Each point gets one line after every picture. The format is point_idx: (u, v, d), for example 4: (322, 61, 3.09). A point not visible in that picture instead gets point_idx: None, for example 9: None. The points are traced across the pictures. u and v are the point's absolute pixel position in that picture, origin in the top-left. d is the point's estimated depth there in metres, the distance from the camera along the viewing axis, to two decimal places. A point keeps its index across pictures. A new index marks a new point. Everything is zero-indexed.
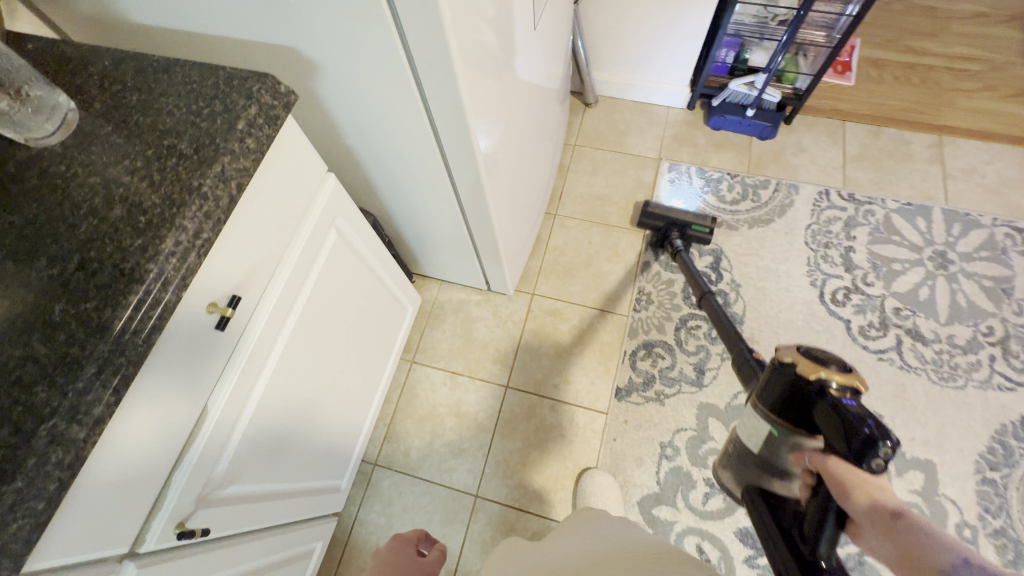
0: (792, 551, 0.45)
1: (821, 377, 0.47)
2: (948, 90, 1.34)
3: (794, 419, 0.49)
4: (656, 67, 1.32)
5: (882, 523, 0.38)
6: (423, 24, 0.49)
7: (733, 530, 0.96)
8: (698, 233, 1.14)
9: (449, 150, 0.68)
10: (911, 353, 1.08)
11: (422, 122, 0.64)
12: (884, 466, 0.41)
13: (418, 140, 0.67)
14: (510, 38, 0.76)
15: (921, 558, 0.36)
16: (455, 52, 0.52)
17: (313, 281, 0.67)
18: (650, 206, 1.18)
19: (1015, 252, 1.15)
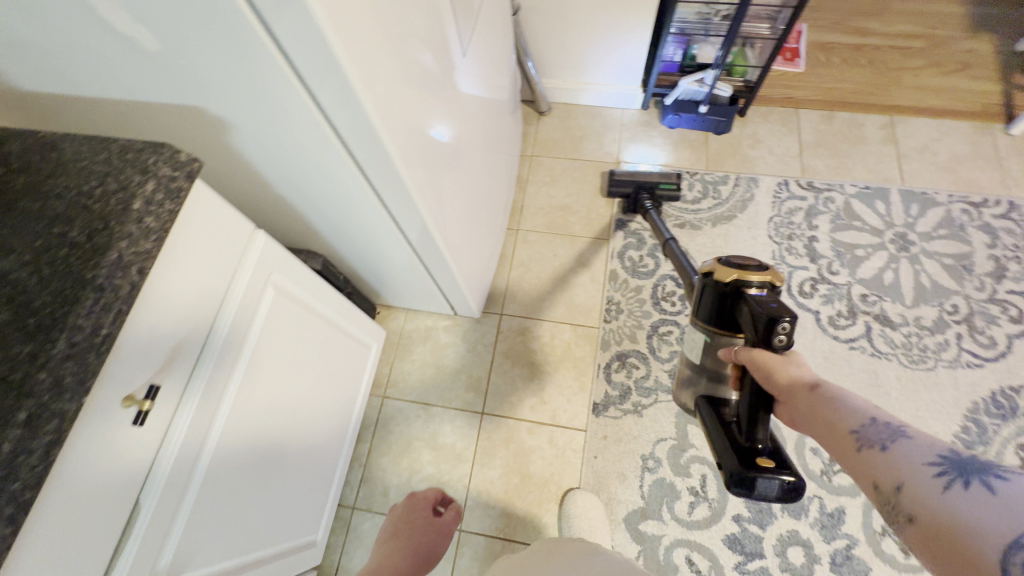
0: (733, 441, 0.54)
1: (739, 279, 0.57)
2: (895, 69, 1.34)
3: (724, 320, 0.60)
4: (605, 70, 1.30)
5: (806, 397, 0.49)
6: (323, 68, 0.45)
7: (721, 538, 0.95)
8: (666, 190, 1.18)
9: (382, 185, 0.65)
10: (880, 339, 1.08)
11: (348, 163, 0.60)
12: (787, 342, 0.51)
13: (349, 181, 0.64)
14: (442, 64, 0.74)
15: (843, 426, 0.47)
16: (364, 93, 0.48)
17: (253, 342, 0.64)
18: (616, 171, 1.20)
19: (972, 227, 1.16)
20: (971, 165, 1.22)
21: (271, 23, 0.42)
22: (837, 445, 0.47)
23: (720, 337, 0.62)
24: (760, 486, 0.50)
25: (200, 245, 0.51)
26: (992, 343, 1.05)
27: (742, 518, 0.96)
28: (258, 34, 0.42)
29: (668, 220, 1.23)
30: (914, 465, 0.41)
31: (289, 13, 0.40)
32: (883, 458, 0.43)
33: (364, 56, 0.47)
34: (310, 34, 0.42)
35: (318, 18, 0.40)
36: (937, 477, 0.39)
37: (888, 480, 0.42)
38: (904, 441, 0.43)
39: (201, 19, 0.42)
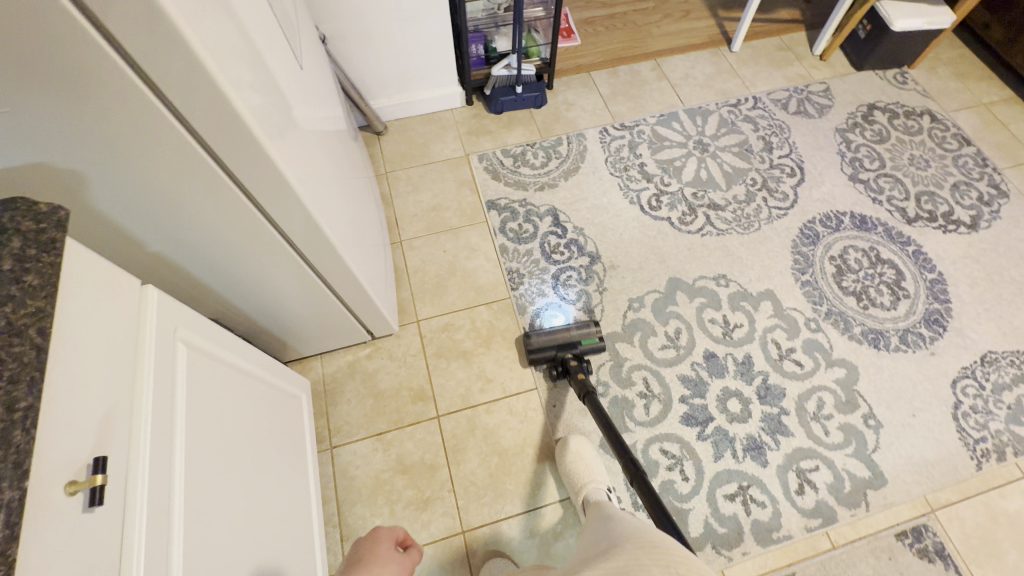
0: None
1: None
2: (644, 25, 1.68)
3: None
4: (424, 79, 1.40)
5: None
6: (186, 80, 0.44)
7: (678, 420, 1.08)
8: (590, 346, 1.08)
9: (272, 207, 0.62)
10: (718, 220, 1.33)
11: (231, 188, 0.57)
12: None
13: (235, 210, 0.60)
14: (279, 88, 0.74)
15: None
16: (236, 101, 0.48)
17: (184, 405, 0.57)
18: (533, 338, 1.07)
19: (739, 121, 1.50)
20: (721, 79, 1.58)
21: (119, 38, 0.40)
22: None
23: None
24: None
25: (89, 304, 0.46)
26: (785, 195, 1.38)
27: (686, 398, 1.10)
28: (105, 51, 0.40)
29: (529, 188, 1.37)
30: None
31: (137, 21, 0.39)
32: None
33: (227, 63, 0.46)
34: (167, 41, 0.41)
35: (175, 21, 0.40)
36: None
37: None
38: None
39: (37, 50, 0.39)
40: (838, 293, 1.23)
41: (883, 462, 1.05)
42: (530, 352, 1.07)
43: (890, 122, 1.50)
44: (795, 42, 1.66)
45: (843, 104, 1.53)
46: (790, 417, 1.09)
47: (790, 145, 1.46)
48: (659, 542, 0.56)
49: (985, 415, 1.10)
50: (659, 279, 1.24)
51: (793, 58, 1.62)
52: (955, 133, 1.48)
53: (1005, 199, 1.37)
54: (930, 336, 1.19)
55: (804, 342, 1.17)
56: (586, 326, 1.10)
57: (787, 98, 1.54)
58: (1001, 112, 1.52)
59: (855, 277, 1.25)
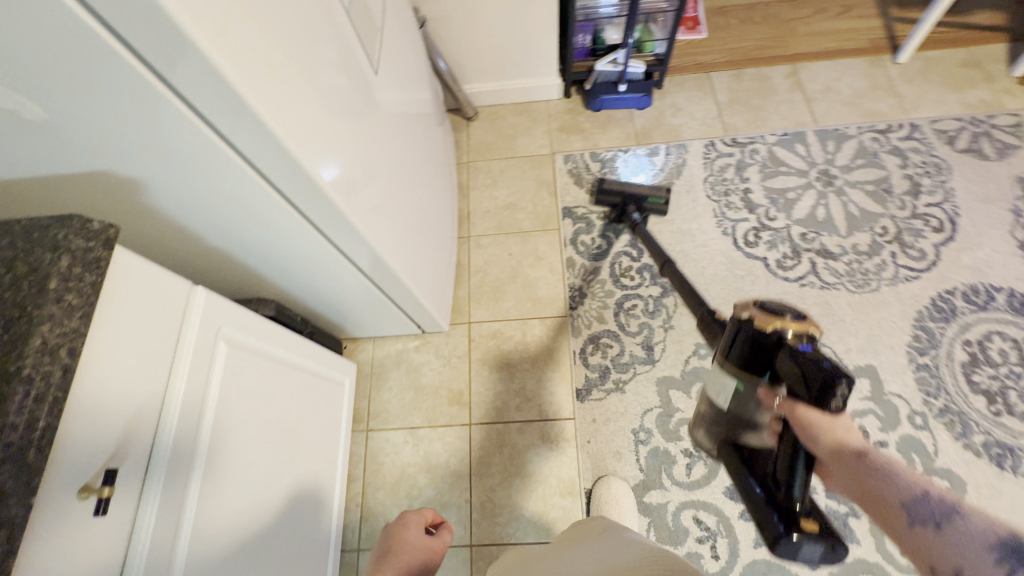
0: (769, 496, 0.53)
1: (777, 328, 0.54)
2: (789, 21, 1.43)
3: (756, 368, 0.57)
4: (522, 67, 1.32)
5: (852, 463, 0.50)
6: (215, 96, 0.44)
7: (722, 491, 0.98)
8: (653, 205, 1.14)
9: (315, 212, 0.63)
10: (826, 272, 1.14)
11: (271, 194, 0.57)
12: (843, 404, 0.47)
13: (277, 214, 0.61)
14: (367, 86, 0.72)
15: (889, 498, 0.47)
16: (265, 113, 0.47)
17: (216, 401, 0.61)
18: (604, 182, 1.15)
19: (884, 153, 1.25)
20: (872, 97, 1.31)
21: (149, 58, 0.40)
22: (876, 510, 0.48)
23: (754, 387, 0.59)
24: (802, 549, 0.49)
25: (130, 310, 0.49)
26: (923, 254, 1.13)
27: None
28: (137, 69, 0.40)
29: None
30: (963, 547, 0.42)
31: (165, 43, 0.38)
32: (935, 539, 0.43)
33: (258, 76, 0.45)
34: (192, 60, 0.40)
35: (197, 40, 0.39)
36: (993, 559, 0.40)
37: (945, 565, 0.43)
38: (954, 519, 0.43)
39: (83, 73, 0.40)
40: (963, 387, 1.01)
41: None
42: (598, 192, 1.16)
43: None
44: (987, 58, 1.32)
45: None
46: (859, 521, 0.94)
47: (946, 192, 1.19)
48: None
49: None
50: None
51: (979, 78, 1.30)
52: None
53: None
54: None
55: (901, 439, 0.98)
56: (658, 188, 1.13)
57: (957, 130, 1.24)
58: None
59: (993, 372, 1.02)
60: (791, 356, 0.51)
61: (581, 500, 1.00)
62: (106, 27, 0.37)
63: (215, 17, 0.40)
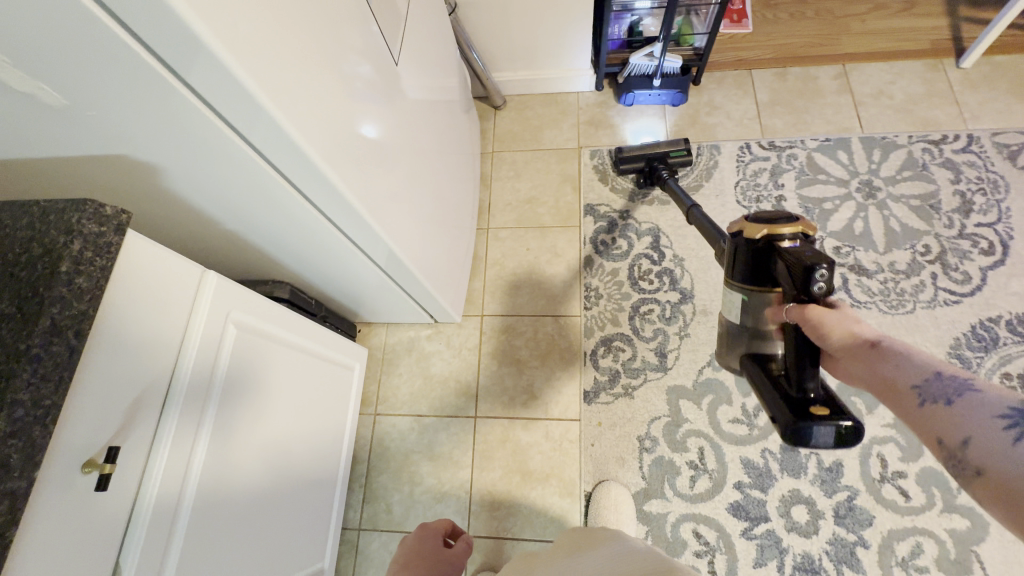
0: (783, 395, 0.51)
1: (768, 233, 0.55)
2: (844, 17, 1.33)
3: (756, 276, 0.58)
4: (554, 57, 1.28)
5: (865, 352, 0.47)
6: (225, 90, 0.43)
7: (725, 506, 0.96)
8: (678, 158, 1.16)
9: (327, 207, 0.63)
10: (858, 289, 1.08)
11: (284, 187, 0.58)
12: (827, 287, 0.48)
13: (291, 206, 0.61)
14: (391, 75, 0.71)
15: (902, 381, 0.45)
16: (276, 108, 0.46)
17: (222, 384, 0.62)
18: (624, 150, 1.18)
19: (935, 165, 1.16)
20: (927, 104, 1.22)
21: (159, 51, 0.40)
22: (895, 399, 0.46)
23: (756, 297, 0.59)
24: (818, 435, 0.47)
25: (141, 294, 0.50)
26: (967, 278, 1.06)
27: (743, 486, 0.96)
28: (150, 64, 0.40)
29: (637, 199, 1.23)
30: (982, 418, 0.40)
31: (174, 37, 0.38)
32: (948, 412, 0.42)
33: (270, 73, 0.45)
34: (200, 55, 0.40)
35: (206, 37, 0.38)
36: (1006, 429, 0.38)
37: (953, 437, 0.41)
38: (969, 395, 0.41)
39: (96, 65, 0.40)
40: None
41: None
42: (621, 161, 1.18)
43: None
44: None
45: None
46: (868, 551, 0.91)
47: (1001, 212, 1.10)
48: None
49: None
50: None
51: None
52: None
53: None
54: None
55: (923, 471, 0.94)
56: (677, 142, 1.17)
57: (1020, 146, 1.15)
58: None
59: None
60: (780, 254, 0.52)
61: (580, 502, 0.99)
62: (120, 23, 0.37)
63: (225, 11, 0.40)
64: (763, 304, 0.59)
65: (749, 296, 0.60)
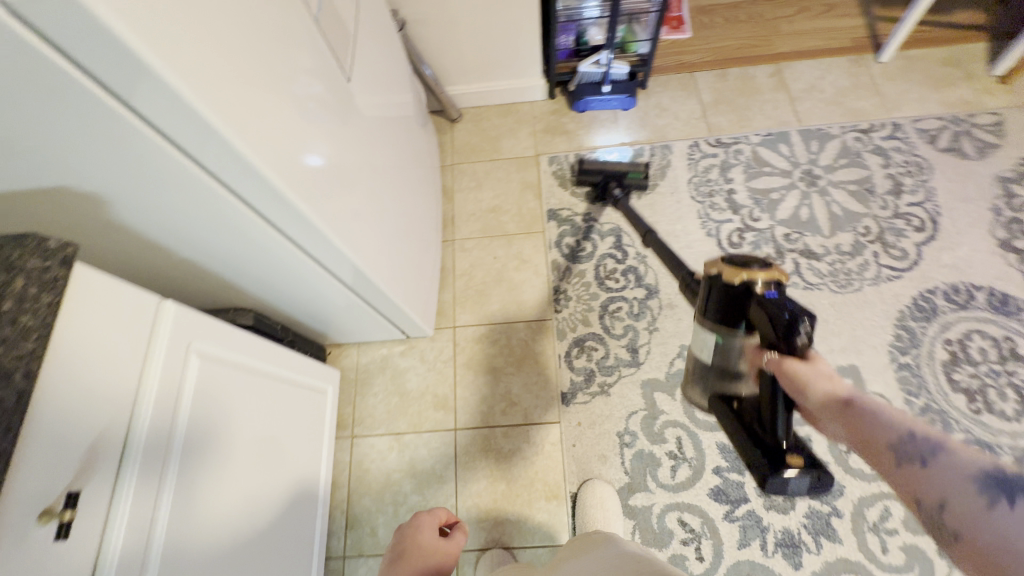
0: (758, 443, 0.51)
1: (745, 278, 0.53)
2: (773, 20, 1.43)
3: (728, 319, 0.56)
4: (506, 68, 1.31)
5: (839, 410, 0.46)
6: (173, 113, 0.43)
7: (707, 492, 0.98)
8: (635, 180, 1.18)
9: (287, 227, 0.62)
10: (809, 272, 1.14)
11: (241, 210, 0.56)
12: (809, 341, 0.48)
13: (251, 229, 0.60)
14: (344, 92, 0.71)
15: (880, 440, 0.44)
16: (229, 130, 0.46)
17: (188, 417, 0.60)
18: (586, 161, 1.19)
19: (866, 152, 1.25)
20: (854, 97, 1.31)
21: (101, 77, 0.39)
22: (875, 457, 0.45)
23: (732, 341, 0.57)
24: (791, 486, 0.48)
25: (93, 329, 0.48)
26: (904, 254, 1.14)
27: (722, 470, 0.99)
28: (92, 92, 0.39)
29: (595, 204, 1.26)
30: (956, 481, 0.40)
31: (117, 62, 0.37)
32: (923, 475, 0.41)
33: (220, 95, 0.44)
34: (145, 80, 0.39)
35: (150, 59, 0.38)
36: (983, 495, 0.39)
37: (931, 502, 0.41)
38: (942, 455, 0.41)
39: (32, 94, 0.39)
40: (944, 387, 1.02)
41: None
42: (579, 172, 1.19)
43: None
44: (968, 56, 1.32)
45: (1017, 146, 1.21)
46: (842, 520, 0.95)
47: (928, 191, 1.19)
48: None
49: None
50: None
51: (960, 77, 1.30)
52: None
53: None
54: None
55: None
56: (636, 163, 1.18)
57: (938, 130, 1.25)
58: None
59: (973, 370, 1.03)
60: (761, 302, 0.51)
61: (567, 503, 1.00)
62: (58, 51, 0.36)
63: (170, 34, 0.39)
64: (733, 345, 0.58)
65: (722, 337, 0.58)
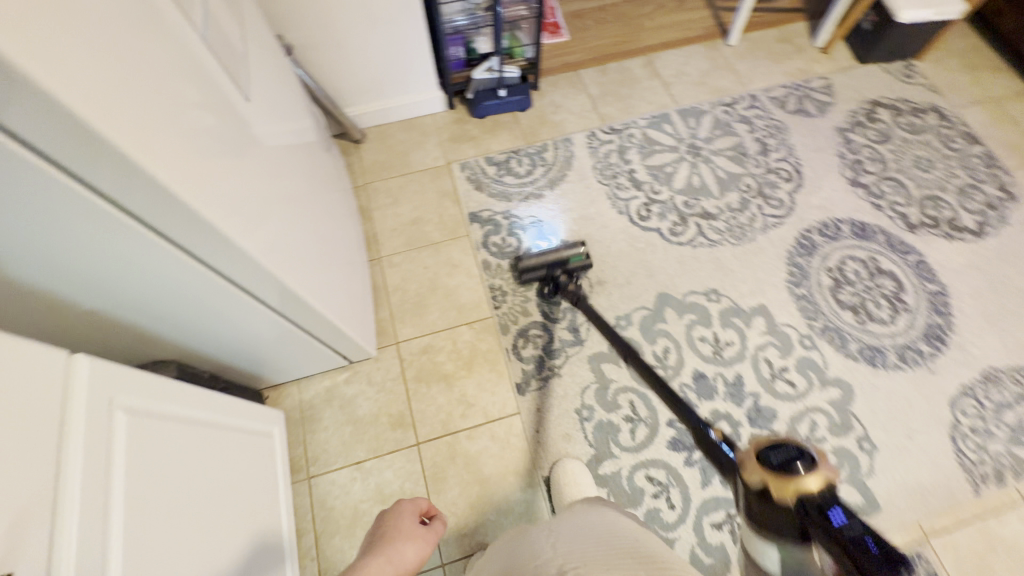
0: None
1: (796, 492, 0.39)
2: (636, 17, 1.59)
3: (787, 536, 0.41)
4: (403, 84, 1.33)
5: None
6: (70, 142, 0.41)
7: (666, 445, 1.05)
8: (579, 264, 1.12)
9: (202, 250, 0.59)
10: (711, 231, 1.28)
11: (145, 235, 0.53)
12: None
13: (159, 256, 0.56)
14: (247, 116, 0.70)
15: None
16: (138, 157, 0.44)
17: (123, 476, 0.54)
18: (523, 260, 1.11)
19: (734, 122, 1.43)
20: (716, 76, 1.50)
21: None
22: None
23: (797, 556, 0.41)
24: None
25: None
26: (781, 202, 1.31)
27: (674, 421, 1.07)
28: None
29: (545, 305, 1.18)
30: None
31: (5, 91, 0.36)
32: None
33: (124, 120, 0.43)
34: (36, 108, 0.37)
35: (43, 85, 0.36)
36: None
37: None
38: None
39: None
40: (834, 308, 1.18)
41: (877, 487, 1.02)
42: (522, 270, 1.11)
43: (894, 120, 1.42)
44: (795, 33, 1.57)
45: (846, 101, 1.45)
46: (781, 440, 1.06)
47: (788, 147, 1.39)
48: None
49: (985, 435, 1.06)
50: (647, 295, 1.20)
51: (793, 51, 1.54)
52: (962, 131, 1.40)
53: (1014, 203, 1.30)
54: (929, 352, 1.14)
55: (798, 362, 1.13)
56: (573, 246, 1.12)
57: (785, 96, 1.46)
58: (1012, 108, 1.43)
59: (853, 289, 1.20)
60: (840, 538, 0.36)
61: (541, 488, 1.02)
62: None
63: (64, 57, 0.38)
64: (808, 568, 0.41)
65: (785, 552, 0.41)
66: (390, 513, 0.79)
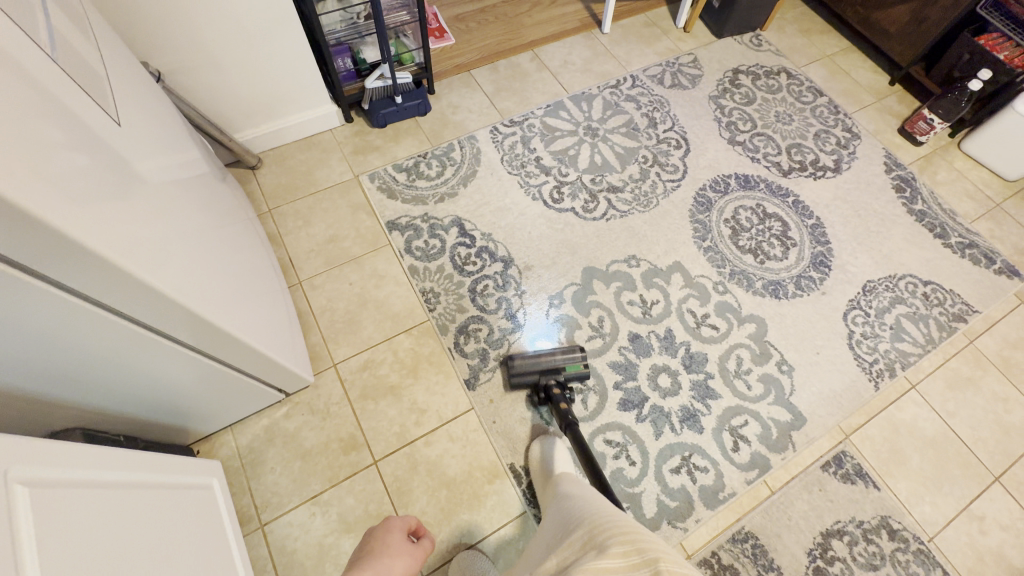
0: None
1: None
2: (516, 16, 1.66)
3: None
4: (293, 102, 1.28)
5: None
6: None
7: (617, 407, 1.10)
8: (576, 373, 1.06)
9: (85, 286, 0.53)
10: (620, 203, 1.36)
11: (4, 273, 0.46)
12: None
13: (35, 300, 0.51)
14: (128, 146, 0.65)
15: None
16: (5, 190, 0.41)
17: (36, 549, 0.46)
18: (517, 360, 1.05)
19: (622, 101, 1.53)
20: (598, 62, 1.60)
21: None
22: None
23: None
24: None
25: None
26: (675, 167, 1.43)
27: (620, 384, 1.12)
28: None
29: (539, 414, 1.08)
30: None
31: None
32: None
33: None
34: None
35: None
36: None
37: None
38: None
39: None
40: (737, 254, 1.31)
41: (800, 402, 1.14)
42: (513, 372, 1.05)
43: (754, 83, 1.60)
44: (659, 17, 1.72)
45: (712, 72, 1.61)
46: (716, 379, 1.15)
47: (672, 118, 1.52)
48: (653, 547, 0.52)
49: (874, 338, 1.22)
50: (574, 271, 1.25)
51: (660, 33, 1.68)
52: (809, 86, 1.61)
53: (858, 140, 1.52)
54: (819, 277, 1.29)
55: (717, 307, 1.23)
56: (572, 352, 1.08)
57: (661, 73, 1.60)
58: (842, 62, 1.67)
59: (749, 235, 1.34)
60: None
61: (509, 476, 1.02)
62: None
63: None
64: None
65: None
66: (378, 533, 0.75)
